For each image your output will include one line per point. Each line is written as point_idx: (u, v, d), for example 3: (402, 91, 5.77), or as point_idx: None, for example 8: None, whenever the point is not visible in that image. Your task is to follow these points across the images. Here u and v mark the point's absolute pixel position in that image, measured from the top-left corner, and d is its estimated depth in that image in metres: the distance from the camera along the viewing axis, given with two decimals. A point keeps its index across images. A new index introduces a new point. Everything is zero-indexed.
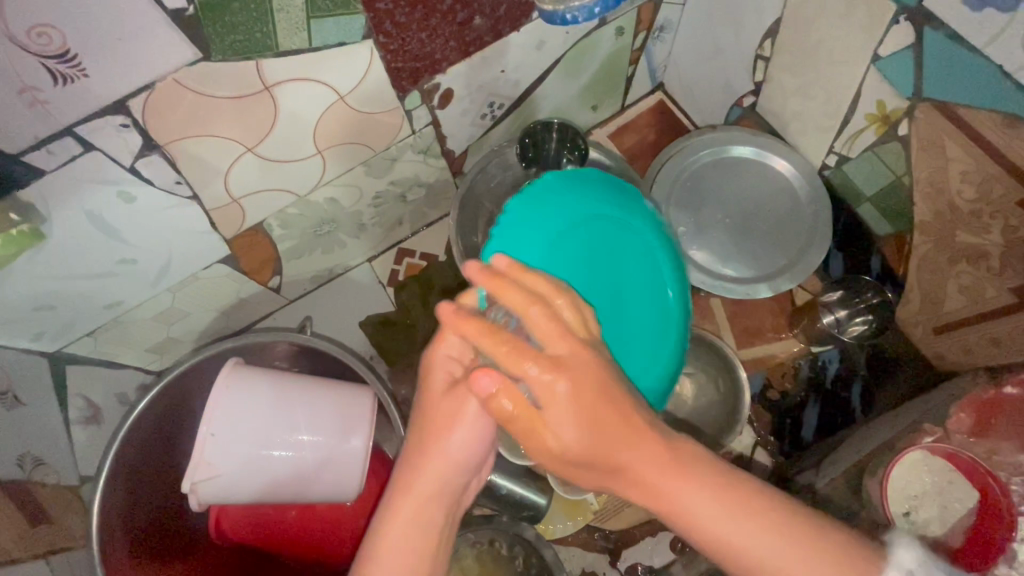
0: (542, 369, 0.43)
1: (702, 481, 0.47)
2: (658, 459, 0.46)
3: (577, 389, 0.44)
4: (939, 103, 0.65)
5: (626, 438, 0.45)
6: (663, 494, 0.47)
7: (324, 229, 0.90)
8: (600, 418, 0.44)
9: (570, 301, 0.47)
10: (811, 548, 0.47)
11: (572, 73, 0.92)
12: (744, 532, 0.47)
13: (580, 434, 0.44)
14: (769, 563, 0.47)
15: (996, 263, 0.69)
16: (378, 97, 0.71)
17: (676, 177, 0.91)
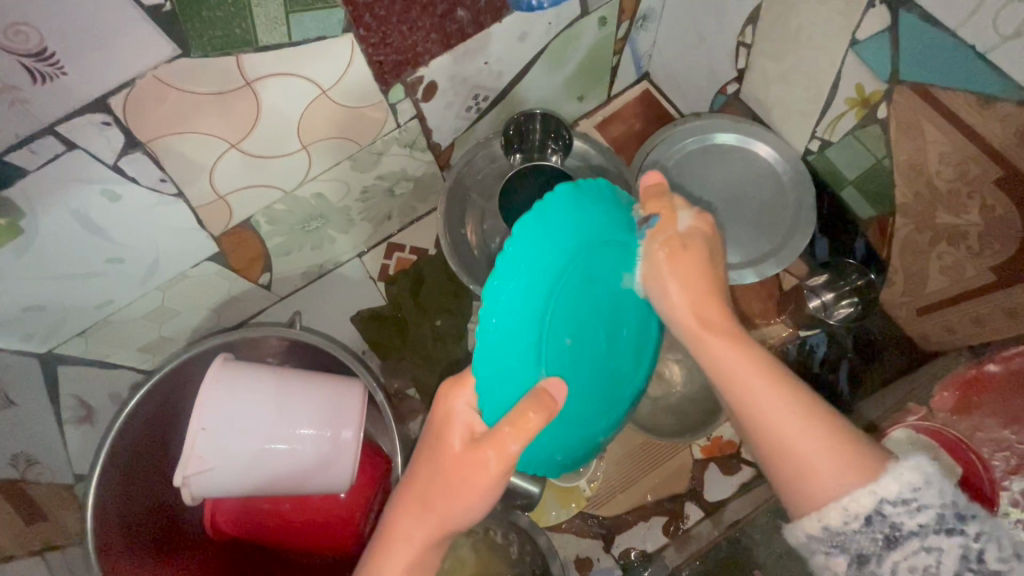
0: (665, 254, 0.58)
1: (756, 363, 0.54)
2: (690, 270, 0.58)
3: (677, 258, 0.58)
4: (916, 85, 0.65)
5: (698, 298, 0.58)
6: (720, 365, 0.55)
7: (312, 224, 0.91)
8: (696, 289, 0.58)
9: (668, 248, 0.58)
10: (826, 441, 0.51)
11: (556, 64, 0.93)
12: (773, 400, 0.53)
13: (683, 287, 0.58)
14: (789, 433, 0.52)
15: (975, 243, 0.70)
16: (361, 91, 0.71)
17: (661, 165, 0.92)
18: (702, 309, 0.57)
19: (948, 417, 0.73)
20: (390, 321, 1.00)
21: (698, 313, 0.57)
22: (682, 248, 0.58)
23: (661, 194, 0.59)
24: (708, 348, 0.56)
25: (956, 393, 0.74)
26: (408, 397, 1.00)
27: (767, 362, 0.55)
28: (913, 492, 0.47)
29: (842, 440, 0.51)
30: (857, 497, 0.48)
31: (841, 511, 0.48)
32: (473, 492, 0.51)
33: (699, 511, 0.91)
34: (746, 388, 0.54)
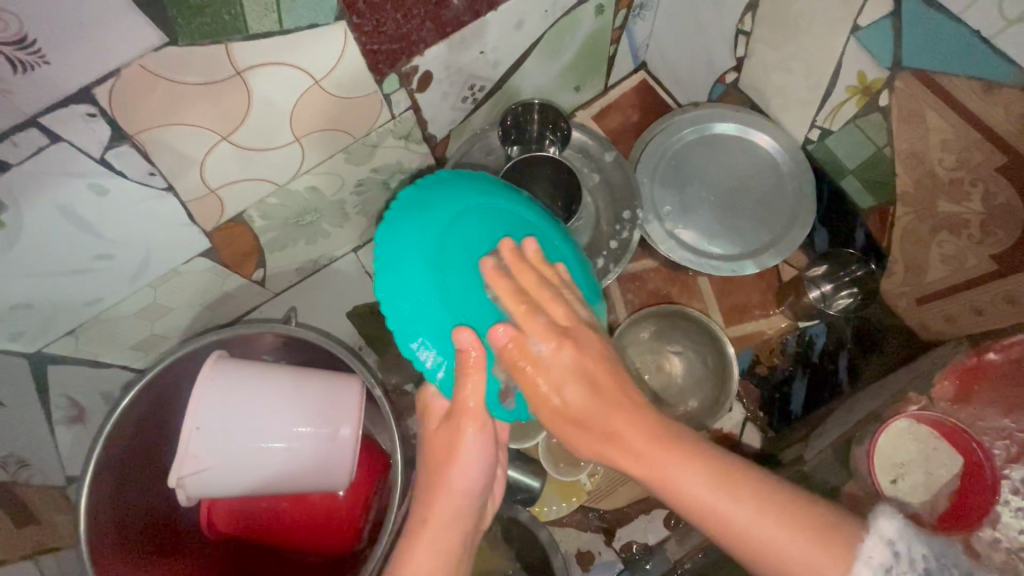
0: (567, 403, 0.52)
1: (697, 465, 0.51)
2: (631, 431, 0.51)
3: (587, 396, 0.52)
4: (919, 72, 0.64)
5: (608, 401, 0.52)
6: (660, 468, 0.51)
7: (305, 219, 0.89)
8: (595, 402, 0.52)
9: (549, 343, 0.53)
10: (778, 520, 0.49)
11: (553, 54, 0.91)
12: (733, 509, 0.50)
13: (621, 424, 0.52)
14: (755, 527, 0.49)
15: (976, 232, 0.70)
16: (354, 81, 0.70)
17: (659, 156, 0.91)
18: (648, 441, 0.51)
19: (947, 406, 0.75)
20: None
21: (628, 453, 0.52)
22: (544, 361, 0.52)
23: (520, 260, 0.57)
24: (661, 479, 0.51)
25: (956, 382, 0.75)
26: (407, 393, 0.99)
27: (726, 473, 0.51)
28: (890, 572, 0.49)
29: (801, 518, 0.50)
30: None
31: None
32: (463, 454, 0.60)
33: None
34: (699, 505, 0.50)
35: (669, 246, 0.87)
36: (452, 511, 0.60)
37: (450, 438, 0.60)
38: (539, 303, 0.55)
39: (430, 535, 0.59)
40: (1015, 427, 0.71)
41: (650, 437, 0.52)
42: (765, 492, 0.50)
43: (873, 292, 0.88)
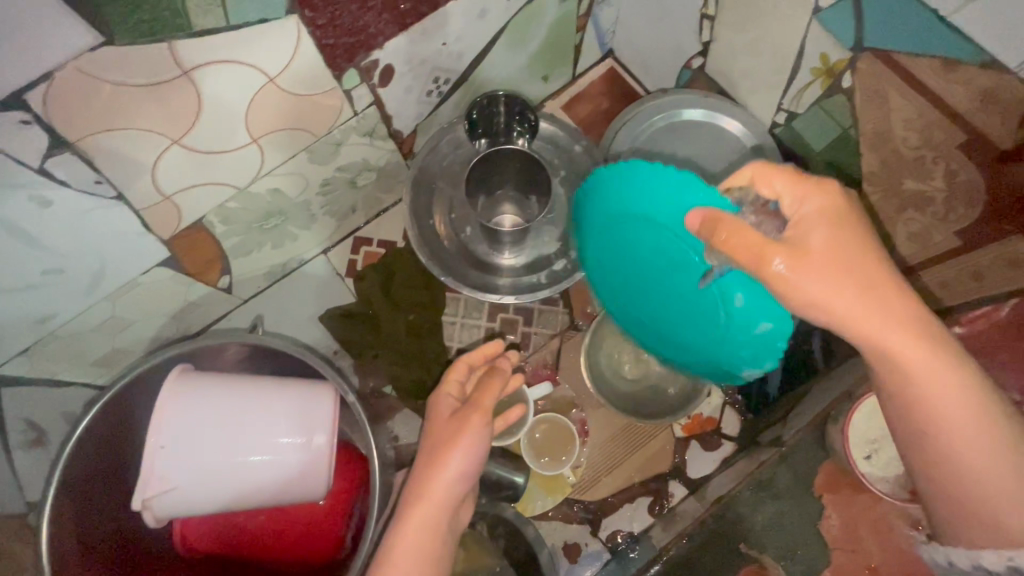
0: (828, 289, 0.47)
1: (951, 367, 0.47)
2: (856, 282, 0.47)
3: (837, 251, 0.47)
4: (879, 52, 0.65)
5: (883, 315, 0.47)
6: (937, 383, 0.47)
7: (270, 222, 0.86)
8: (901, 339, 0.47)
9: (789, 256, 0.47)
10: (991, 423, 0.48)
11: (518, 43, 0.90)
12: (958, 408, 0.48)
13: (857, 295, 0.47)
14: (970, 463, 0.49)
15: (940, 208, 0.69)
16: (312, 77, 0.67)
17: (630, 145, 0.90)
18: (931, 355, 0.47)
19: None
20: (361, 318, 0.97)
21: (902, 365, 0.48)
22: (804, 281, 0.47)
23: (718, 228, 0.46)
24: (918, 399, 0.48)
25: None
26: (385, 395, 0.97)
27: (981, 390, 0.48)
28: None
29: (1005, 442, 0.48)
30: (1013, 525, 0.49)
31: (999, 551, 0.49)
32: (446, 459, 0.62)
33: (683, 488, 0.91)
34: (935, 429, 0.49)
35: None
36: (431, 518, 0.61)
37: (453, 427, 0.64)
38: (734, 247, 0.46)
39: (409, 544, 0.59)
40: None
41: (935, 347, 0.47)
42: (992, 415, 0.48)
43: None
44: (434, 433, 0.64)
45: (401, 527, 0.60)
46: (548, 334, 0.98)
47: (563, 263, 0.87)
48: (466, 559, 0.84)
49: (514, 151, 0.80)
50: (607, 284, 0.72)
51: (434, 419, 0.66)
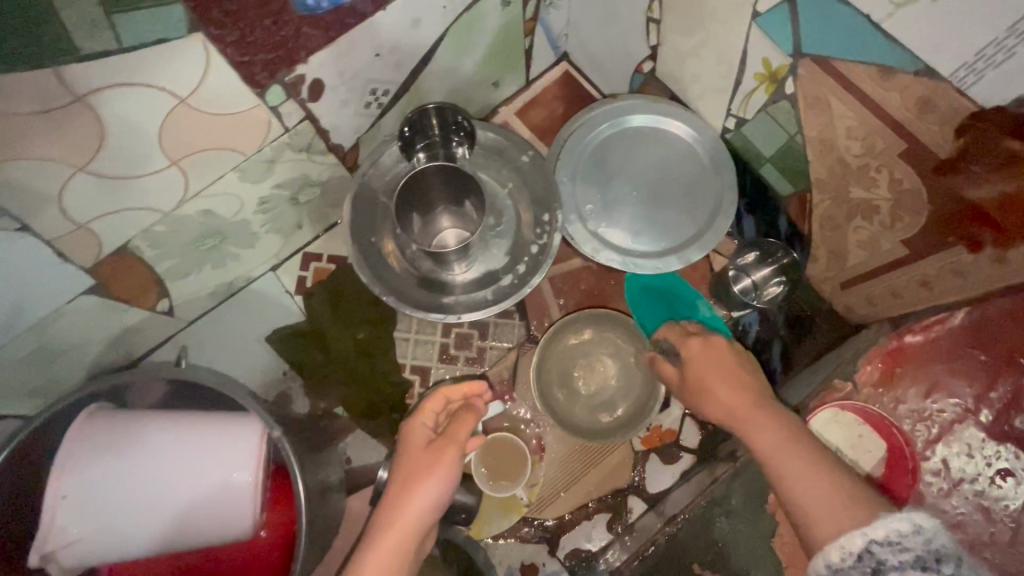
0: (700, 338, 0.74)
1: (778, 425, 0.62)
2: (727, 393, 0.68)
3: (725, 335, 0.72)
4: (818, 58, 0.62)
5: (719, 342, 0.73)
6: (769, 444, 0.61)
7: (207, 243, 0.83)
8: (722, 353, 0.71)
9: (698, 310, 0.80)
10: (835, 482, 0.56)
11: (461, 51, 0.87)
12: (793, 463, 0.59)
13: (728, 383, 0.68)
14: (802, 484, 0.57)
15: (886, 218, 0.68)
16: (230, 97, 0.64)
17: (579, 154, 0.87)
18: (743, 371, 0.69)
19: (874, 391, 0.76)
20: (309, 338, 0.94)
21: (717, 372, 0.70)
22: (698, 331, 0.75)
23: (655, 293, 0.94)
24: (738, 408, 0.66)
25: (880, 366, 0.76)
26: (337, 416, 0.94)
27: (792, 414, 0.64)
28: (899, 537, 0.51)
29: (855, 491, 0.55)
30: (851, 535, 0.52)
31: (839, 547, 0.52)
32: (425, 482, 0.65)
33: (642, 503, 0.89)
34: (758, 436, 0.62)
35: (593, 247, 0.84)
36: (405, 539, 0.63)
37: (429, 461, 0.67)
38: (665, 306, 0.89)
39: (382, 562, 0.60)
40: (935, 408, 0.73)
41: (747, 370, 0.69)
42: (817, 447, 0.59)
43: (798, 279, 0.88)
44: (414, 458, 0.68)
45: (375, 546, 0.62)
46: (504, 348, 0.96)
47: (511, 277, 0.83)
48: None
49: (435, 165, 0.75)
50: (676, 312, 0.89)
51: (413, 446, 0.69)
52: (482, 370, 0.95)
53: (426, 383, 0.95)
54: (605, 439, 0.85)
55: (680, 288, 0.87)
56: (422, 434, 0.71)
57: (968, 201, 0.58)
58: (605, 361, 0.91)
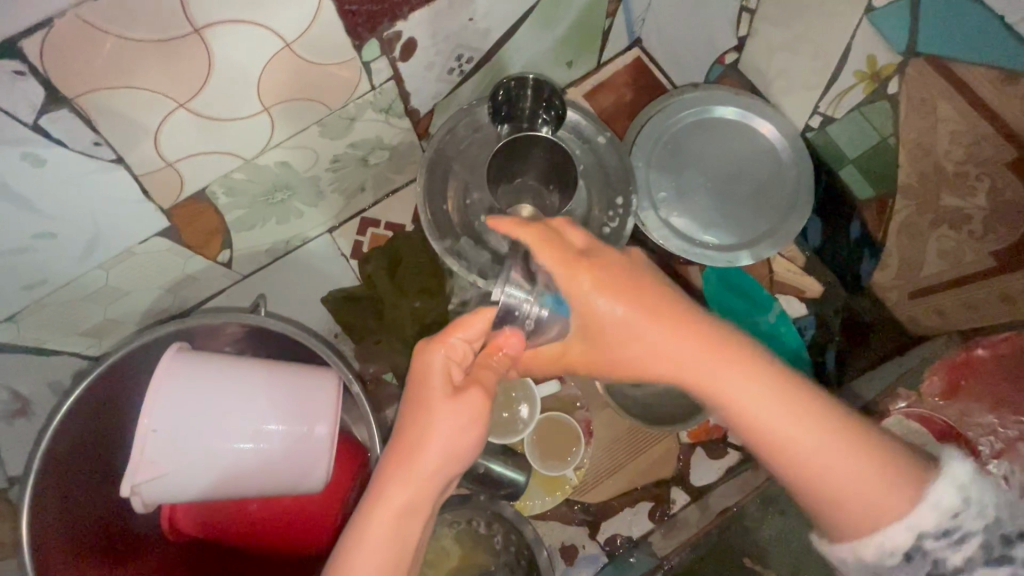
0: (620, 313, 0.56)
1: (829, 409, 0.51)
2: (659, 323, 0.55)
3: (641, 292, 0.56)
4: (933, 57, 0.62)
5: (651, 299, 0.56)
6: (712, 378, 0.53)
7: (276, 197, 0.83)
8: (654, 309, 0.56)
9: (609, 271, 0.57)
10: (859, 466, 0.50)
11: (545, 25, 0.85)
12: (827, 448, 0.51)
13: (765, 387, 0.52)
14: (814, 470, 0.51)
15: (978, 228, 0.68)
16: (328, 48, 0.63)
17: (656, 139, 0.86)
18: (702, 352, 0.54)
19: (935, 401, 0.72)
20: (364, 303, 0.93)
21: (680, 344, 0.55)
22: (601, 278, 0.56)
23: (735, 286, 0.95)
24: (710, 382, 0.53)
25: (945, 378, 0.74)
26: (386, 382, 0.94)
27: (810, 400, 0.52)
28: (953, 523, 0.49)
29: (894, 470, 0.50)
30: (896, 534, 0.49)
31: (878, 548, 0.50)
32: (436, 452, 0.53)
33: (685, 496, 0.90)
34: (770, 438, 0.52)
35: (663, 235, 0.83)
36: (395, 520, 0.52)
37: (444, 432, 0.53)
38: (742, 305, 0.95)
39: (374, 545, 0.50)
40: None
41: (712, 350, 0.54)
42: (864, 449, 0.50)
43: (873, 256, 0.83)
44: (435, 404, 0.53)
45: (377, 503, 0.52)
46: None
47: None
48: (462, 553, 0.83)
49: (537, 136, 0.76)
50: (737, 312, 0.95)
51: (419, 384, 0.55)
52: None
53: None
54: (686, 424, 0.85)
55: (756, 292, 0.94)
56: (442, 371, 0.54)
57: None
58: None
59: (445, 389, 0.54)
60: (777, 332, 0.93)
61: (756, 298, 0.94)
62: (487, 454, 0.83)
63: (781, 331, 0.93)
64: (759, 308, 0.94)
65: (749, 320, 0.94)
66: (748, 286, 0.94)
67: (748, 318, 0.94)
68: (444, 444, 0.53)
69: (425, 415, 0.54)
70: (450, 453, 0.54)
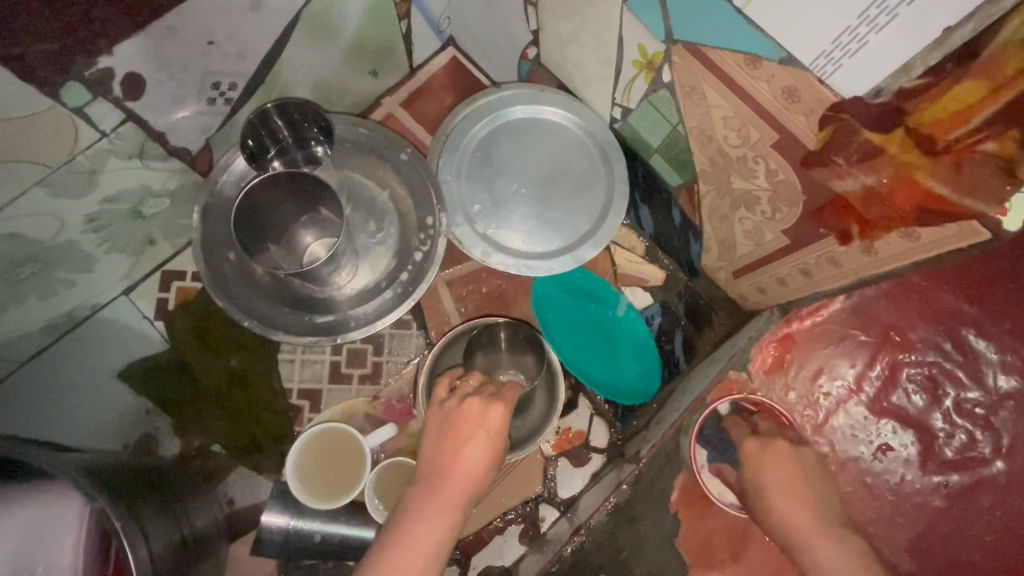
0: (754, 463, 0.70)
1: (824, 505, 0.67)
2: (779, 453, 0.70)
3: (770, 455, 0.70)
4: (689, 45, 0.59)
5: (768, 460, 0.69)
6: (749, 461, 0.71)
7: (25, 271, 0.70)
8: (790, 468, 0.69)
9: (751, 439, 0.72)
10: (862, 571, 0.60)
11: (322, 37, 0.77)
12: (823, 543, 0.63)
13: (782, 479, 0.68)
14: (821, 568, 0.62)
15: (767, 208, 0.67)
16: (0, 98, 0.53)
17: (464, 148, 0.81)
18: (781, 459, 0.69)
19: (764, 378, 0.77)
20: (175, 370, 0.83)
21: (784, 471, 0.69)
22: (758, 426, 0.73)
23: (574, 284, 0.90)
24: (776, 503, 0.67)
25: (773, 354, 0.77)
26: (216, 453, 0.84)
27: (806, 500, 0.67)
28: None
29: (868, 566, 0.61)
30: None
31: None
32: (474, 456, 0.63)
33: (554, 511, 0.86)
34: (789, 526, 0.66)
35: (482, 251, 0.78)
36: (450, 510, 0.60)
37: (475, 445, 0.64)
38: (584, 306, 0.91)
39: (428, 529, 0.58)
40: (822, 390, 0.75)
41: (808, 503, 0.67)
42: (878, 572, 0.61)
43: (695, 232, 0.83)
44: (475, 430, 0.64)
45: (424, 517, 0.59)
46: (403, 362, 0.89)
47: (394, 289, 0.76)
48: None
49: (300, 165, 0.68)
50: (583, 313, 0.91)
51: (462, 406, 0.66)
52: (378, 387, 0.88)
53: (318, 407, 0.87)
54: (539, 436, 0.80)
55: (598, 289, 0.91)
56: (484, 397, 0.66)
57: (839, 195, 0.55)
58: (510, 374, 0.84)
59: (478, 414, 0.65)
60: (624, 329, 0.90)
61: (596, 297, 0.91)
62: (331, 515, 0.76)
63: (625, 327, 0.90)
64: (602, 307, 0.91)
65: (595, 320, 0.90)
66: (588, 285, 0.91)
67: (594, 319, 0.90)
68: (478, 461, 0.63)
69: (461, 434, 0.64)
70: (474, 470, 0.63)
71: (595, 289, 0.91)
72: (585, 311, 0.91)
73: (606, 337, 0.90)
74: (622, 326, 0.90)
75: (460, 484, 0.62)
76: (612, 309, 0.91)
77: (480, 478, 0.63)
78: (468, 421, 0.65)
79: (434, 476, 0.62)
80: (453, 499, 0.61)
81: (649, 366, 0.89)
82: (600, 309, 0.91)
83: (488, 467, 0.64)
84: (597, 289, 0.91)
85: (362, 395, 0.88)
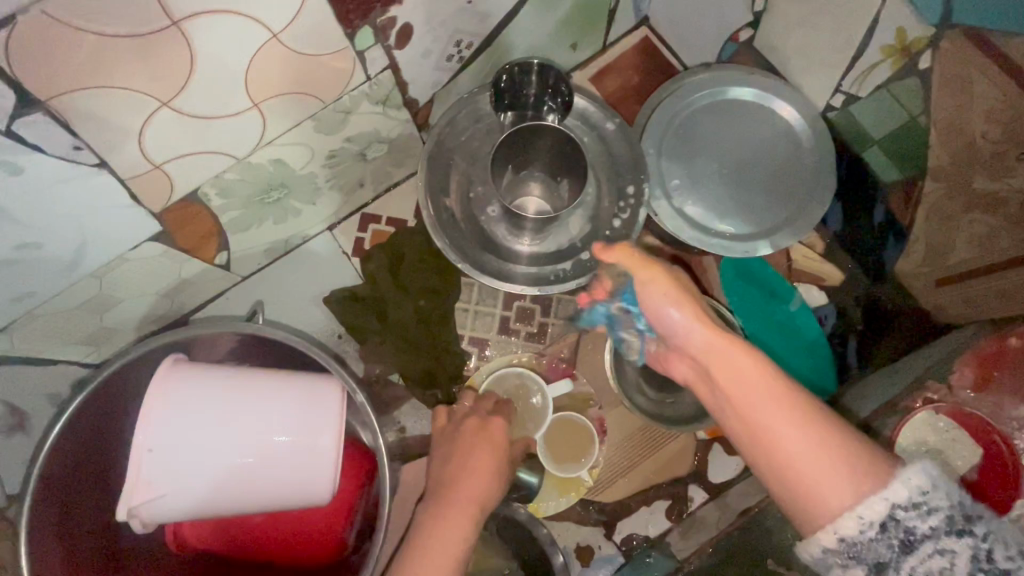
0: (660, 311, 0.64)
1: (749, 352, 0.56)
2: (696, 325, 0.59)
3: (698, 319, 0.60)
4: (970, 29, 0.58)
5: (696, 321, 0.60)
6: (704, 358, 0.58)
7: (272, 196, 0.79)
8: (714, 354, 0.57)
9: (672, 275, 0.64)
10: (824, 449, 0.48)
11: (548, 6, 0.80)
12: (780, 420, 0.51)
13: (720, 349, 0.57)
14: (784, 451, 0.50)
15: (1014, 212, 0.64)
16: (320, 38, 0.59)
17: (668, 123, 0.82)
18: (717, 362, 0.57)
19: (967, 395, 0.71)
20: (367, 302, 0.90)
21: (724, 363, 0.56)
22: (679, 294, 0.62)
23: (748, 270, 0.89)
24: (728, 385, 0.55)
25: (976, 370, 0.70)
26: (392, 383, 0.92)
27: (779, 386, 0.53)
28: (923, 497, 0.44)
29: (844, 454, 0.48)
30: (870, 504, 0.45)
31: (856, 519, 0.45)
32: (476, 474, 0.68)
33: (703, 493, 0.87)
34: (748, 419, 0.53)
35: (677, 226, 0.80)
36: (457, 529, 0.63)
37: (480, 466, 0.69)
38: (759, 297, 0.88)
39: (448, 535, 0.61)
40: None
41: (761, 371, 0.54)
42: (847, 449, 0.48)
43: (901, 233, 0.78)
44: (477, 444, 0.71)
45: (438, 530, 0.62)
46: (567, 325, 0.92)
47: (591, 252, 0.80)
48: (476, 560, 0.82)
49: (548, 126, 0.73)
50: (758, 303, 0.88)
51: (472, 429, 0.73)
52: (543, 346, 0.92)
53: (485, 356, 0.92)
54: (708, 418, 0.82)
55: (774, 281, 0.88)
56: (500, 427, 0.74)
57: None
58: None
59: (482, 431, 0.73)
60: (797, 326, 0.87)
61: (770, 290, 0.89)
62: None
63: (798, 322, 0.88)
64: (775, 300, 0.88)
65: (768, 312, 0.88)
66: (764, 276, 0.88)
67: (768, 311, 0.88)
68: (480, 482, 0.68)
69: (460, 453, 0.70)
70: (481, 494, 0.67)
71: (770, 281, 0.89)
72: (759, 301, 0.88)
73: (778, 329, 0.87)
74: (795, 321, 0.88)
75: (468, 502, 0.65)
76: (786, 303, 0.88)
77: (483, 501, 0.67)
78: (468, 439, 0.72)
79: (437, 490, 0.66)
80: (461, 511, 0.64)
81: (823, 364, 0.86)
82: (774, 302, 0.88)
83: (493, 482, 0.69)
84: (771, 280, 0.88)
85: (527, 350, 0.92)
